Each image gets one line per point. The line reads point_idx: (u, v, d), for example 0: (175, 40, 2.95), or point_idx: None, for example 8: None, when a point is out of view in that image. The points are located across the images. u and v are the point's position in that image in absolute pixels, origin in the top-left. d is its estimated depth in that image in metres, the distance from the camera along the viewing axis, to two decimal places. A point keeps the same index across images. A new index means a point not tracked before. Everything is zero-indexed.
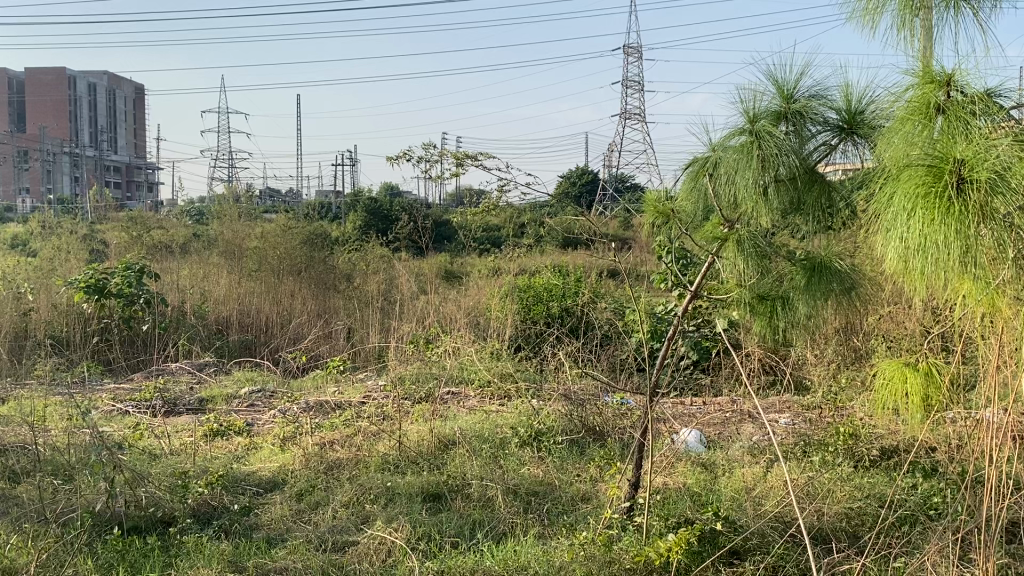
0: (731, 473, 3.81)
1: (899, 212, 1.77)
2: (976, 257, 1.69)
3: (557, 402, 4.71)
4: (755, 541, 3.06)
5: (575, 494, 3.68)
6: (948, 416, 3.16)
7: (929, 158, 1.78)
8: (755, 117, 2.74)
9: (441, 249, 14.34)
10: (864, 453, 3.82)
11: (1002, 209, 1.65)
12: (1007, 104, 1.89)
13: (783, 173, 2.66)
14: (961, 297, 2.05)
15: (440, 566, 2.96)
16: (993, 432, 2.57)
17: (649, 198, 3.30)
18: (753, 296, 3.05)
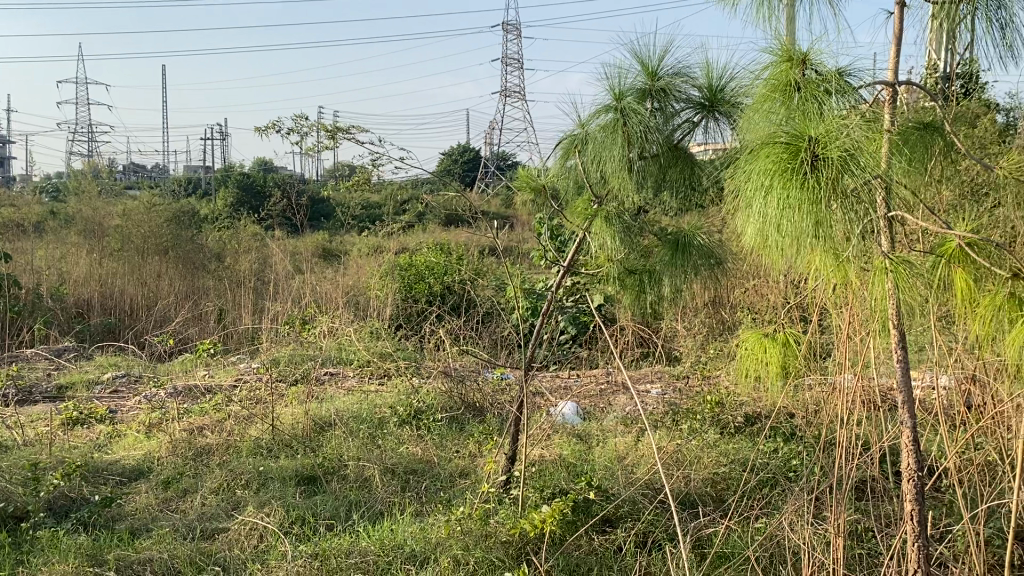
0: (605, 443, 3.90)
1: (758, 188, 1.79)
2: (828, 232, 1.72)
3: (436, 379, 4.70)
4: (626, 509, 3.16)
5: (454, 470, 3.68)
6: (805, 382, 3.32)
7: (786, 135, 1.80)
8: (621, 94, 2.78)
9: (318, 226, 14.02)
10: (729, 421, 3.99)
11: (852, 186, 1.68)
12: (856, 83, 1.94)
13: (650, 151, 2.73)
14: (813, 269, 2.13)
15: (314, 550, 2.91)
16: (844, 397, 2.72)
17: (523, 174, 3.32)
18: (623, 271, 3.12)
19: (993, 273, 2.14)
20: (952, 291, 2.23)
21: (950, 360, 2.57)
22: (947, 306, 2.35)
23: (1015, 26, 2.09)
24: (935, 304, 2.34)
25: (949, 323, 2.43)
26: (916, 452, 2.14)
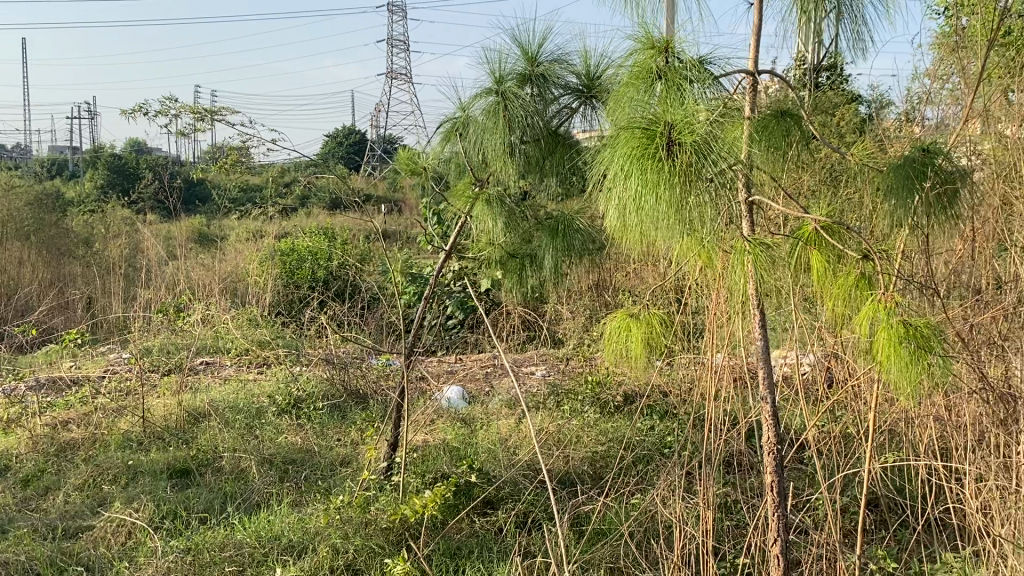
0: (488, 426, 3.92)
1: (618, 172, 1.82)
2: (684, 216, 1.77)
3: (317, 366, 4.62)
4: (507, 490, 3.20)
5: (335, 459, 3.63)
6: (680, 361, 3.43)
7: (646, 121, 1.84)
8: (500, 78, 2.78)
9: (194, 210, 13.51)
10: (609, 401, 4.08)
11: (705, 171, 1.73)
12: (719, 73, 2.00)
13: (527, 135, 2.75)
14: (681, 251, 2.19)
15: (186, 544, 2.81)
16: (714, 375, 2.82)
17: (403, 156, 3.28)
18: (503, 255, 3.14)
19: (847, 255, 2.26)
20: (810, 272, 2.34)
21: (810, 338, 2.70)
22: (806, 286, 2.46)
23: (863, 23, 2.21)
24: (795, 284, 2.46)
25: (808, 303, 2.55)
26: (775, 425, 2.23)
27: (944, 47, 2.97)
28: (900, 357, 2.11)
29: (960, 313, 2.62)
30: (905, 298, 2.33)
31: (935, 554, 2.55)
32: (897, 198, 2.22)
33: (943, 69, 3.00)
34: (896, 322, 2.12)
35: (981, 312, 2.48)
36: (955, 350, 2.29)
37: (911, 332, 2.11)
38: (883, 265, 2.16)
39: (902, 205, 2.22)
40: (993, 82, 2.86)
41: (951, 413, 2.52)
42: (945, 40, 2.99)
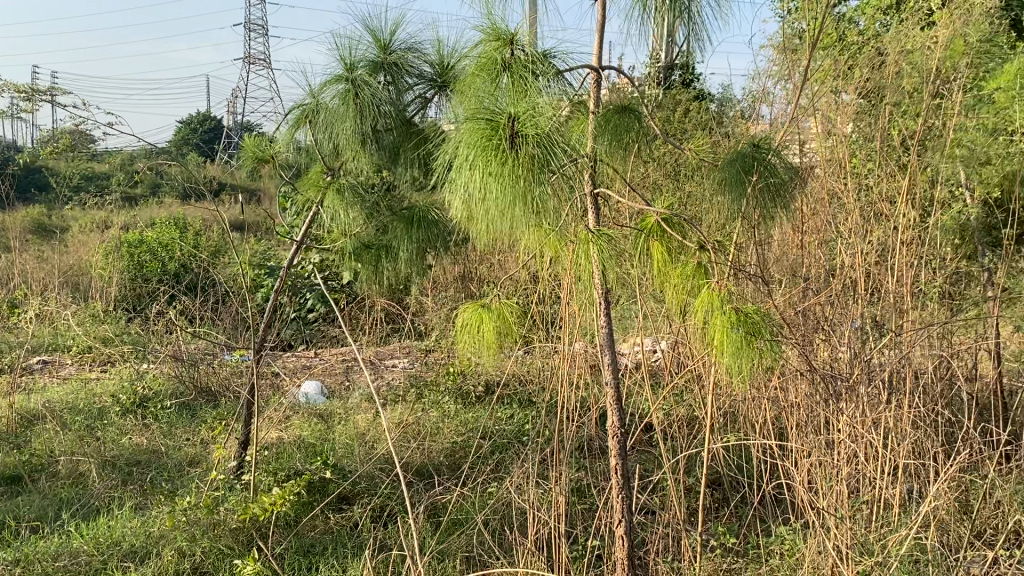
0: (347, 421, 3.86)
1: (463, 163, 1.80)
2: (528, 208, 1.78)
3: (165, 363, 4.41)
4: (363, 485, 3.16)
5: (183, 459, 3.48)
6: (536, 350, 3.48)
7: (491, 112, 1.83)
8: (352, 66, 2.73)
9: (32, 199, 12.64)
10: (470, 391, 4.10)
11: (547, 163, 1.75)
12: (564, 68, 2.00)
13: (380, 124, 2.71)
14: (529, 241, 2.21)
15: (15, 556, 2.63)
16: (567, 364, 2.87)
17: (250, 143, 3.16)
18: (356, 245, 3.08)
19: (685, 246, 2.35)
20: (652, 261, 2.42)
21: (656, 325, 2.79)
22: (649, 274, 2.54)
23: (700, 23, 2.30)
24: (638, 273, 2.54)
25: (652, 290, 2.64)
26: (619, 409, 2.29)
27: (777, 49, 3.14)
28: (733, 344, 2.22)
29: (791, 300, 2.78)
30: (740, 287, 2.45)
31: (769, 528, 2.69)
32: (732, 190, 2.32)
33: (777, 70, 3.17)
34: (729, 310, 2.22)
35: (807, 299, 2.64)
36: (784, 336, 2.43)
37: (742, 319, 2.22)
38: (717, 255, 2.27)
39: (737, 198, 2.33)
40: (821, 83, 3.05)
41: (784, 395, 2.66)
42: (778, 43, 3.16)
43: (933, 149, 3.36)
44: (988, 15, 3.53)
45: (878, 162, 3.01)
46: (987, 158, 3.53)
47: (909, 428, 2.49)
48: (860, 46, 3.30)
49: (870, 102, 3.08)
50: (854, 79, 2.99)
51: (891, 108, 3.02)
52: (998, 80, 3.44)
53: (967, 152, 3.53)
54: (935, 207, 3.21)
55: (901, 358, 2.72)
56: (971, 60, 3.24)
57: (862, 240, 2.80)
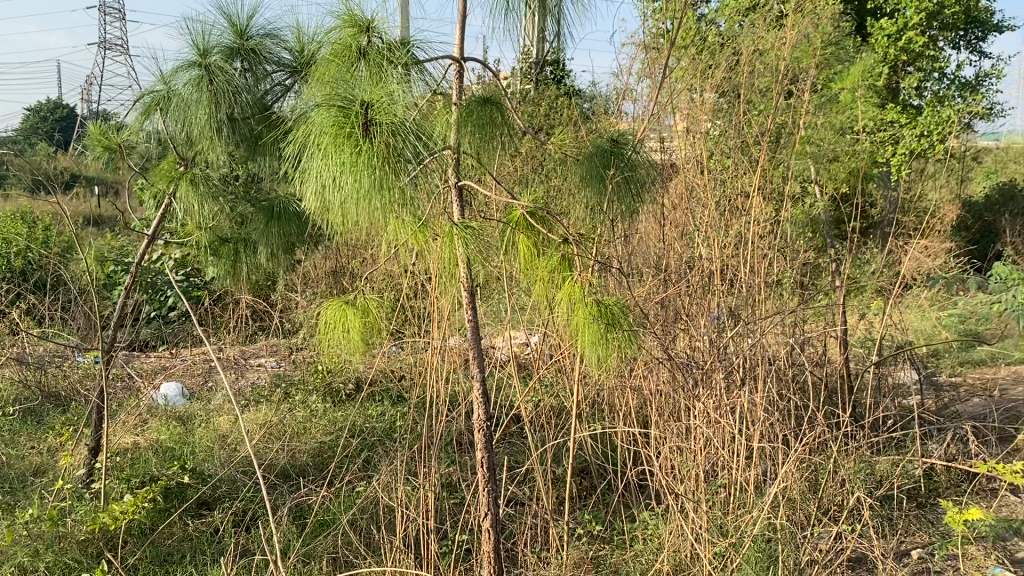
0: (208, 423, 3.71)
1: (314, 150, 1.75)
2: (383, 197, 1.74)
3: (8, 367, 4.11)
4: (224, 489, 3.05)
5: (26, 470, 3.25)
6: (405, 346, 3.43)
7: (342, 99, 1.78)
8: (205, 51, 2.60)
9: None
10: (339, 389, 4.01)
11: (401, 150, 1.72)
12: (424, 57, 1.97)
13: (235, 112, 2.60)
14: (391, 235, 2.16)
15: None
16: (435, 360, 2.83)
17: (95, 131, 2.96)
18: (213, 239, 2.95)
19: (548, 239, 2.36)
20: (515, 254, 2.42)
21: (522, 319, 2.80)
22: (514, 266, 2.55)
23: (563, 17, 2.32)
24: (503, 266, 2.53)
25: (517, 283, 2.64)
26: (484, 402, 2.29)
27: (638, 47, 3.20)
28: (594, 334, 2.25)
29: (653, 292, 2.85)
30: (601, 278, 2.48)
31: (634, 514, 2.75)
32: (592, 183, 2.34)
33: (639, 68, 3.23)
34: (590, 302, 2.25)
35: (668, 291, 2.71)
36: (645, 327, 2.49)
37: (602, 311, 2.25)
38: (579, 248, 2.29)
39: (597, 190, 2.35)
40: (681, 80, 3.14)
41: (647, 385, 2.72)
42: (640, 41, 3.23)
43: (784, 145, 3.51)
44: (833, 20, 3.72)
45: (734, 158, 3.12)
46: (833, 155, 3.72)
47: (762, 412, 2.59)
48: (718, 46, 3.41)
49: (726, 100, 3.19)
50: (712, 78, 3.09)
51: (746, 106, 3.14)
52: (843, 81, 3.63)
53: (816, 149, 3.72)
54: (787, 201, 3.36)
55: (756, 346, 2.83)
56: (818, 62, 3.40)
57: (719, 233, 2.90)
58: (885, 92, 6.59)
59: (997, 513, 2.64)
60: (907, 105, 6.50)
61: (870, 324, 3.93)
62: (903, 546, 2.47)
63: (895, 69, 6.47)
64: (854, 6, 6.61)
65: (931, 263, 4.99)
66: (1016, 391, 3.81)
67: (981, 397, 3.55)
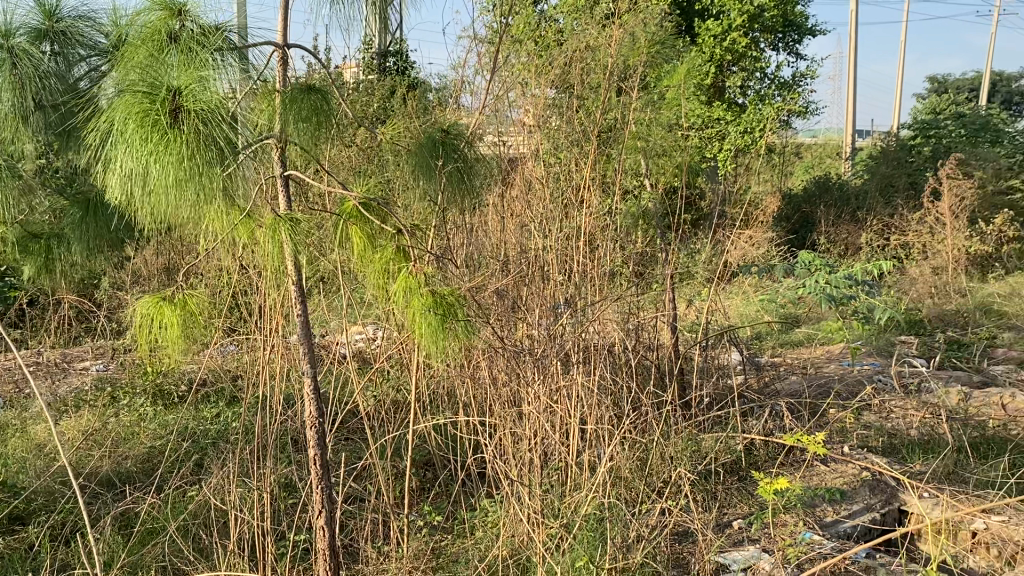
0: (24, 432, 3.45)
1: (118, 138, 1.66)
2: (195, 187, 1.67)
3: None
4: (39, 502, 2.84)
5: None
6: (239, 343, 3.31)
7: (148, 83, 1.69)
8: (7, 32, 2.40)
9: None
10: (172, 391, 3.83)
11: (212, 138, 1.66)
12: (241, 43, 1.90)
13: (44, 99, 2.42)
14: (212, 228, 2.07)
15: None
16: (268, 357, 2.74)
17: None
18: (22, 234, 2.73)
19: (382, 230, 2.32)
20: (347, 245, 2.37)
21: (360, 313, 2.76)
22: (348, 259, 2.51)
23: (393, 9, 2.30)
24: (337, 258, 2.49)
25: (352, 277, 2.59)
26: (316, 398, 2.24)
27: (473, 40, 3.23)
28: (429, 326, 2.23)
29: (490, 285, 2.87)
30: (436, 269, 2.47)
31: (474, 502, 2.78)
32: (423, 173, 2.31)
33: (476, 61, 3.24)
34: (424, 293, 2.22)
35: (504, 282, 2.74)
36: (481, 317, 2.50)
37: (437, 302, 2.23)
38: (412, 238, 2.27)
39: (427, 179, 2.32)
40: (516, 76, 3.18)
41: (485, 376, 2.74)
42: (476, 35, 3.24)
43: (615, 140, 3.63)
44: (659, 20, 3.87)
45: (568, 152, 3.20)
46: (662, 150, 3.89)
47: (595, 397, 2.65)
48: (551, 41, 3.48)
49: (561, 94, 3.27)
50: (546, 73, 3.16)
51: (578, 100, 3.23)
52: (669, 79, 3.81)
53: (646, 144, 3.87)
54: (619, 193, 3.48)
55: (590, 333, 2.91)
56: (645, 60, 3.54)
57: (553, 224, 2.96)
58: (712, 90, 6.94)
59: (808, 482, 2.84)
60: (733, 103, 6.88)
61: (698, 310, 4.14)
62: (726, 518, 2.62)
63: (721, 68, 6.82)
64: (683, 7, 6.93)
65: (753, 252, 5.31)
66: (827, 369, 4.12)
67: (796, 375, 3.81)
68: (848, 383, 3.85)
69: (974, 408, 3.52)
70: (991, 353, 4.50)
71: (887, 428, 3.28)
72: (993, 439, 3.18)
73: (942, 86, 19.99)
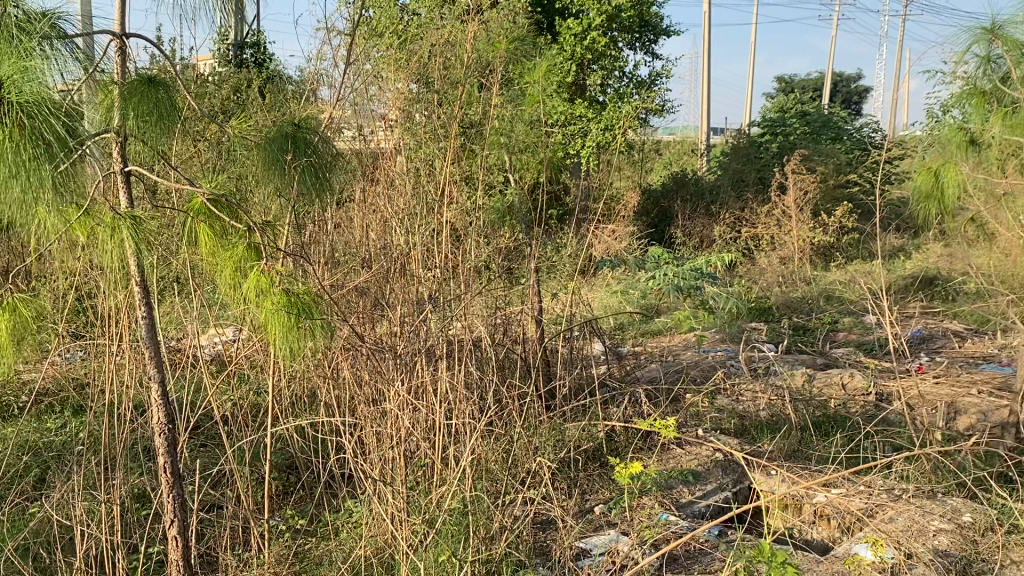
0: None
1: None
2: (22, 182, 1.58)
3: None
4: None
5: None
6: (82, 349, 3.12)
7: None
8: None
9: None
10: (11, 402, 3.58)
11: (38, 132, 1.57)
12: (72, 30, 1.79)
13: None
14: (45, 227, 1.95)
15: None
16: (114, 363, 2.61)
17: None
18: None
19: (232, 228, 2.24)
20: (196, 244, 2.28)
21: (213, 314, 2.67)
22: (198, 258, 2.42)
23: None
24: (186, 258, 2.38)
25: (202, 277, 2.49)
26: (165, 404, 2.14)
27: (329, 33, 3.16)
28: (282, 325, 2.16)
29: (349, 283, 2.83)
30: (291, 268, 2.40)
31: (338, 503, 2.74)
32: (273, 169, 2.24)
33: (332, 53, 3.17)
34: (277, 292, 2.16)
35: (363, 279, 2.70)
36: (338, 316, 2.46)
37: (291, 301, 2.17)
38: (263, 236, 2.19)
39: (278, 175, 2.25)
40: (374, 71, 3.13)
41: (345, 375, 2.70)
42: (331, 28, 3.17)
43: (476, 136, 3.64)
44: (517, 16, 3.90)
45: (428, 147, 3.20)
46: (524, 145, 3.94)
47: (456, 393, 2.66)
48: (409, 35, 3.46)
49: (420, 89, 3.26)
50: (404, 67, 3.14)
51: (438, 95, 3.23)
52: (530, 75, 3.86)
53: (508, 140, 3.92)
54: (482, 188, 3.51)
55: (452, 329, 2.91)
56: (504, 57, 3.56)
57: (413, 220, 2.94)
58: (573, 88, 7.09)
59: (664, 466, 2.95)
60: (594, 101, 7.04)
61: (561, 303, 4.22)
62: (587, 505, 2.68)
63: (581, 66, 6.96)
64: (544, 5, 7.02)
65: (616, 246, 5.47)
66: (684, 357, 4.28)
67: (655, 363, 3.94)
68: (703, 369, 4.02)
69: (816, 388, 3.75)
70: (833, 337, 4.80)
71: (739, 410, 3.45)
72: (833, 416, 3.40)
73: (790, 86, 21.17)
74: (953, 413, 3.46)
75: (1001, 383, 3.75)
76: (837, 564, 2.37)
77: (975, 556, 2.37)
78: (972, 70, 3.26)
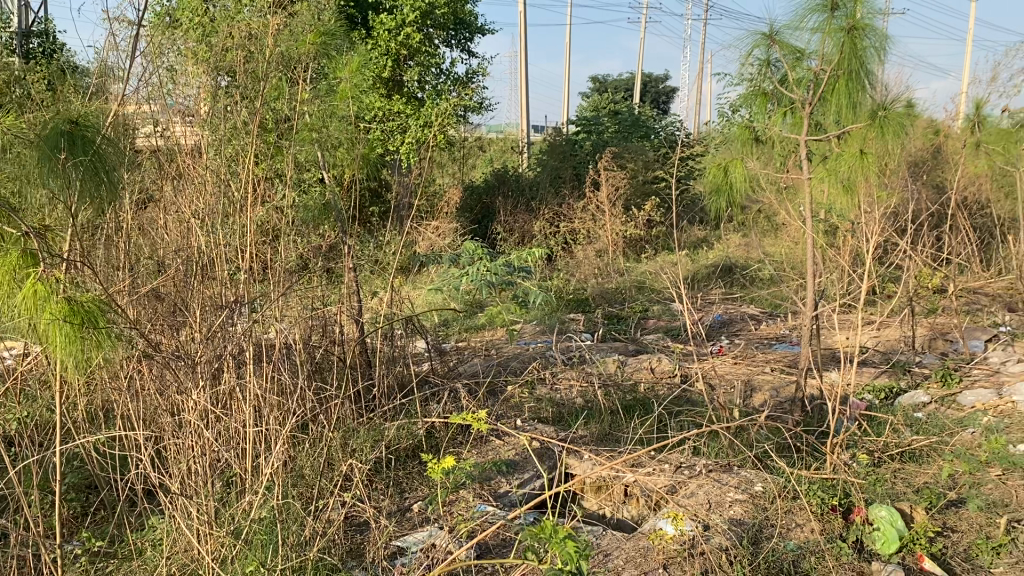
0: None
1: None
2: None
3: None
4: None
5: None
6: None
7: None
8: None
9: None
10: None
11: None
12: None
13: None
14: None
15: None
16: None
17: None
18: None
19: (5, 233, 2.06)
20: None
21: None
22: None
23: None
24: None
25: None
26: None
27: (117, 23, 2.97)
28: (64, 336, 2.01)
29: (146, 289, 2.68)
30: (75, 275, 2.23)
31: (141, 521, 2.60)
32: (48, 169, 2.08)
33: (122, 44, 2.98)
34: (57, 301, 2.00)
35: (159, 284, 2.56)
36: (130, 324, 2.31)
37: (73, 310, 2.02)
38: (40, 241, 2.03)
39: (54, 175, 2.09)
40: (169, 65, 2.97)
41: (144, 386, 2.55)
42: (120, 17, 2.98)
43: (284, 132, 3.54)
44: (324, 10, 3.82)
45: (232, 143, 3.08)
46: (337, 142, 3.89)
47: (264, 398, 2.58)
48: (208, 27, 3.30)
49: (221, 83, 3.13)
50: (202, 61, 3.00)
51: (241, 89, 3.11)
52: (340, 72, 3.79)
53: (319, 137, 3.83)
54: (291, 186, 3.42)
55: (261, 332, 2.82)
56: (310, 52, 3.47)
57: (216, 221, 2.82)
58: (391, 84, 7.03)
59: (481, 458, 2.99)
60: (412, 97, 7.02)
61: (379, 301, 4.19)
62: (405, 502, 2.68)
63: (398, 63, 6.92)
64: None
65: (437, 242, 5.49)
66: (504, 350, 4.36)
67: (474, 357, 4.00)
68: (521, 361, 4.11)
69: (627, 374, 3.93)
70: (644, 324, 5.04)
71: (554, 399, 3.56)
72: (642, 400, 3.57)
73: (604, 86, 21.98)
74: (748, 390, 3.73)
75: (789, 361, 4.07)
76: (642, 540, 2.49)
77: (764, 522, 2.57)
78: (755, 71, 3.48)
